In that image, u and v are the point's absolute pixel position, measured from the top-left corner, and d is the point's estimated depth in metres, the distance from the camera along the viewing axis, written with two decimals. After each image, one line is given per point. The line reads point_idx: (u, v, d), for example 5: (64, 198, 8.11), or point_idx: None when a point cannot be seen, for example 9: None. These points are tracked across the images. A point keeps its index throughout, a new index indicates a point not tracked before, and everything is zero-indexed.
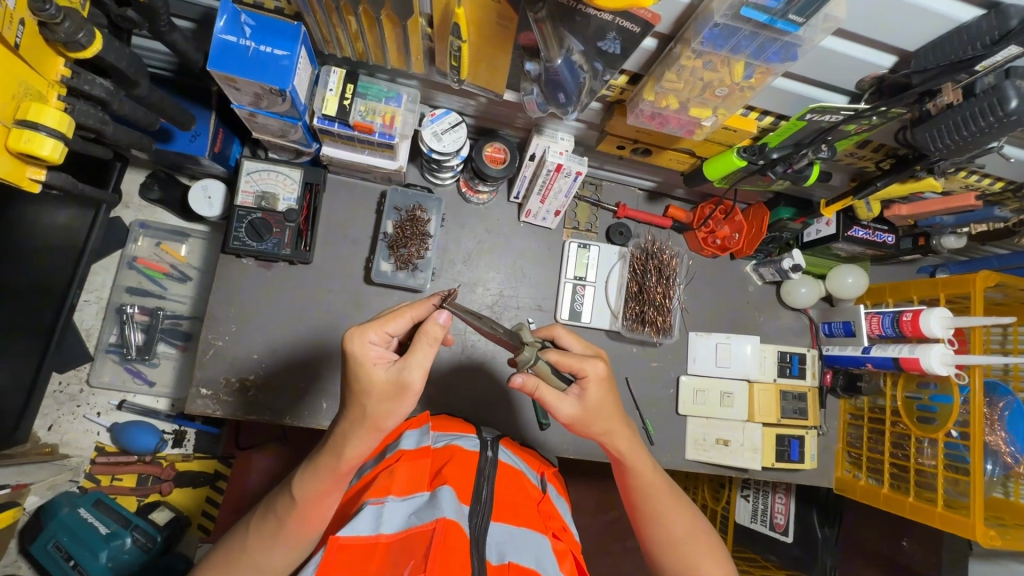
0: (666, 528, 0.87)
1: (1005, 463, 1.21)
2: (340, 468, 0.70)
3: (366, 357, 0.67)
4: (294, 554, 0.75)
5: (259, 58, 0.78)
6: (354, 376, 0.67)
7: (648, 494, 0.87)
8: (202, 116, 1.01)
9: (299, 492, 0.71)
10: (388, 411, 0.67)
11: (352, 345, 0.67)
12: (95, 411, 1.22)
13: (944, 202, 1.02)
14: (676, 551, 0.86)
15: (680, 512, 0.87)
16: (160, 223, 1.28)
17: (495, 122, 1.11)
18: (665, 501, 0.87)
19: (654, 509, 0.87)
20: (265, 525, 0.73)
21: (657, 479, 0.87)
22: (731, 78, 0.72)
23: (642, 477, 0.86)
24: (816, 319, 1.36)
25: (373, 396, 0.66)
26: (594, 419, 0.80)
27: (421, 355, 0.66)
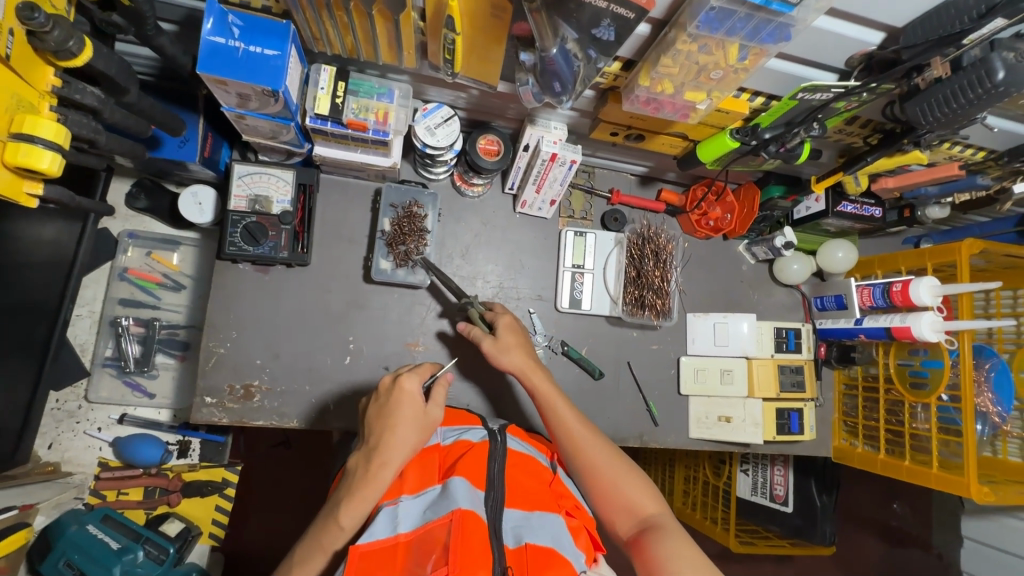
0: (583, 458, 0.89)
1: (994, 422, 1.28)
2: (383, 486, 0.76)
3: (413, 392, 0.84)
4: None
5: (251, 59, 0.77)
6: (404, 405, 0.82)
7: (561, 426, 0.92)
8: (190, 121, 0.98)
9: (345, 519, 0.74)
10: (421, 440, 0.82)
11: (405, 380, 0.84)
12: (96, 426, 1.20)
13: (929, 172, 1.04)
14: (595, 478, 0.88)
15: (596, 439, 0.91)
16: (149, 231, 1.25)
17: (487, 114, 1.11)
18: (579, 430, 0.91)
19: (569, 438, 0.91)
20: (308, 558, 0.74)
21: (569, 410, 0.94)
22: (726, 60, 0.72)
23: (554, 408, 0.94)
24: (808, 294, 1.39)
25: (414, 422, 0.81)
26: (507, 352, 0.99)
27: (440, 395, 0.87)
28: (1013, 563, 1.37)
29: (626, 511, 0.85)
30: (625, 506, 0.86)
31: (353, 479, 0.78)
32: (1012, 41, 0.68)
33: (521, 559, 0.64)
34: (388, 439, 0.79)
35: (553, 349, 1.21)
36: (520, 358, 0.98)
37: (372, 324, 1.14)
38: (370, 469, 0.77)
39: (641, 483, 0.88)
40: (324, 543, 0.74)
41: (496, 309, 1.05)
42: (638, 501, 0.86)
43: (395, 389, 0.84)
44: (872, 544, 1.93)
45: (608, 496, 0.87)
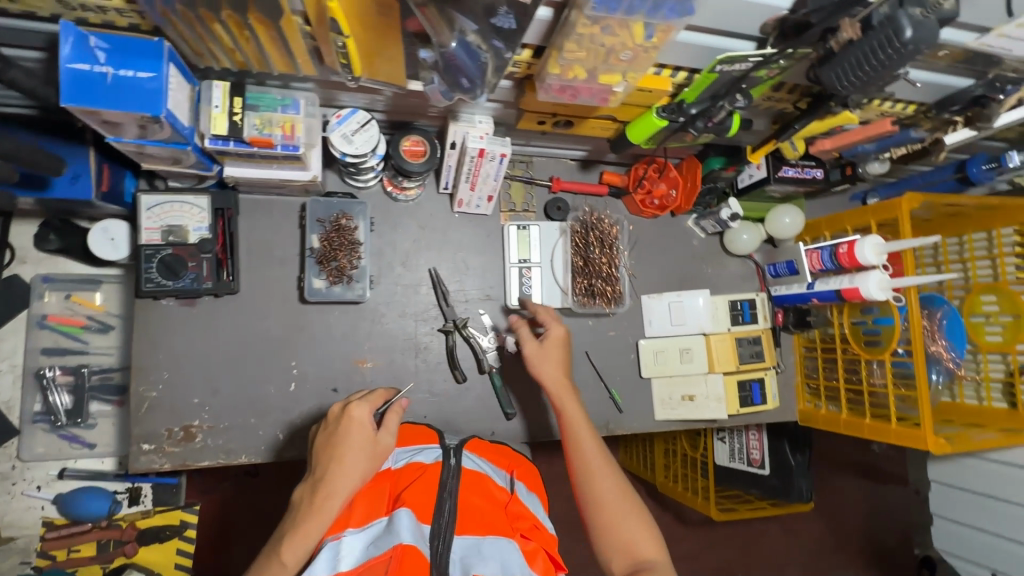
0: (595, 486, 0.90)
1: (947, 369, 1.28)
2: (327, 516, 0.73)
3: (363, 418, 0.81)
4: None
5: (120, 86, 0.70)
6: (352, 432, 0.79)
7: (580, 453, 0.94)
8: (78, 155, 0.91)
9: (287, 556, 0.70)
10: (370, 468, 0.79)
11: (355, 407, 0.82)
12: (35, 485, 1.15)
13: (861, 131, 1.03)
14: (601, 510, 0.88)
15: (610, 472, 0.92)
16: (66, 273, 1.17)
17: (408, 114, 1.05)
18: (596, 461, 0.93)
19: (585, 467, 0.92)
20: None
21: (589, 440, 0.95)
22: (632, 40, 0.68)
23: (578, 434, 0.96)
24: (762, 262, 1.39)
25: (363, 450, 0.78)
26: (545, 361, 1.04)
27: (393, 421, 0.84)
28: (981, 500, 1.41)
29: (626, 551, 0.84)
30: (624, 548, 0.84)
31: (297, 512, 0.74)
32: None
33: None
34: (336, 469, 0.76)
35: (509, 348, 1.18)
36: (562, 374, 1.04)
37: (315, 346, 1.09)
38: (315, 501, 0.74)
39: (643, 524, 0.86)
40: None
41: (549, 316, 1.09)
42: (639, 542, 0.84)
43: (344, 416, 0.81)
44: (854, 483, 2.01)
45: (609, 534, 0.86)
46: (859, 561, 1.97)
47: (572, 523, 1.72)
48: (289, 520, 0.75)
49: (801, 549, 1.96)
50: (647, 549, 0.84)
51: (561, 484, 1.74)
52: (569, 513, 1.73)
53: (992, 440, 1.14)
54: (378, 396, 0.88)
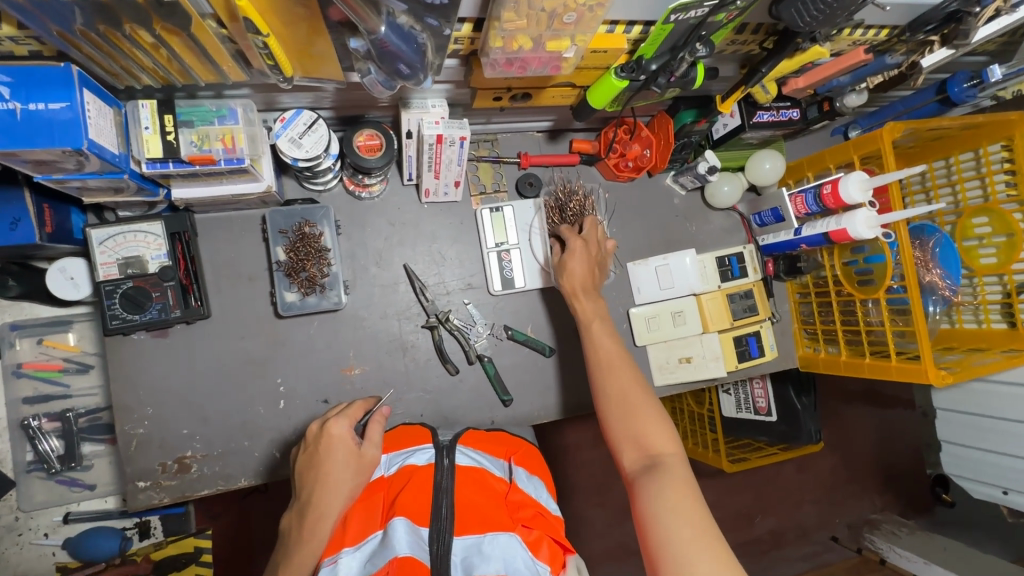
0: (610, 384, 0.91)
1: (944, 297, 1.26)
2: (317, 542, 0.74)
3: (343, 434, 0.82)
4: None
5: (33, 120, 0.65)
6: (333, 451, 0.80)
7: (597, 350, 0.96)
8: (12, 199, 0.86)
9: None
10: (360, 483, 0.79)
11: (333, 425, 0.83)
12: (42, 532, 1.14)
13: (835, 63, 0.97)
14: (615, 403, 0.89)
15: (626, 369, 0.93)
16: (33, 318, 1.14)
17: (357, 107, 0.99)
18: (614, 360, 0.94)
19: (604, 364, 0.94)
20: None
21: (604, 340, 0.97)
22: (574, 0, 0.63)
23: (592, 333, 0.99)
24: (746, 213, 1.35)
25: (349, 466, 0.79)
26: (567, 270, 1.05)
27: (375, 431, 0.84)
28: (988, 421, 1.42)
29: (642, 444, 0.84)
30: (640, 442, 0.84)
31: (291, 539, 0.76)
32: None
33: None
34: (320, 491, 0.77)
35: (499, 335, 1.15)
36: (579, 277, 1.03)
37: (299, 360, 1.06)
38: (305, 530, 0.75)
39: (660, 424, 0.86)
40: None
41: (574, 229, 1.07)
42: (653, 437, 0.84)
43: (325, 435, 0.83)
44: (864, 413, 2.03)
45: (624, 426, 0.86)
46: (875, 487, 2.00)
47: (588, 491, 1.74)
48: (288, 548, 0.76)
49: (817, 486, 1.98)
50: (660, 444, 0.83)
51: (573, 455, 1.75)
52: (584, 481, 1.74)
53: (991, 363, 1.14)
54: (358, 409, 0.89)
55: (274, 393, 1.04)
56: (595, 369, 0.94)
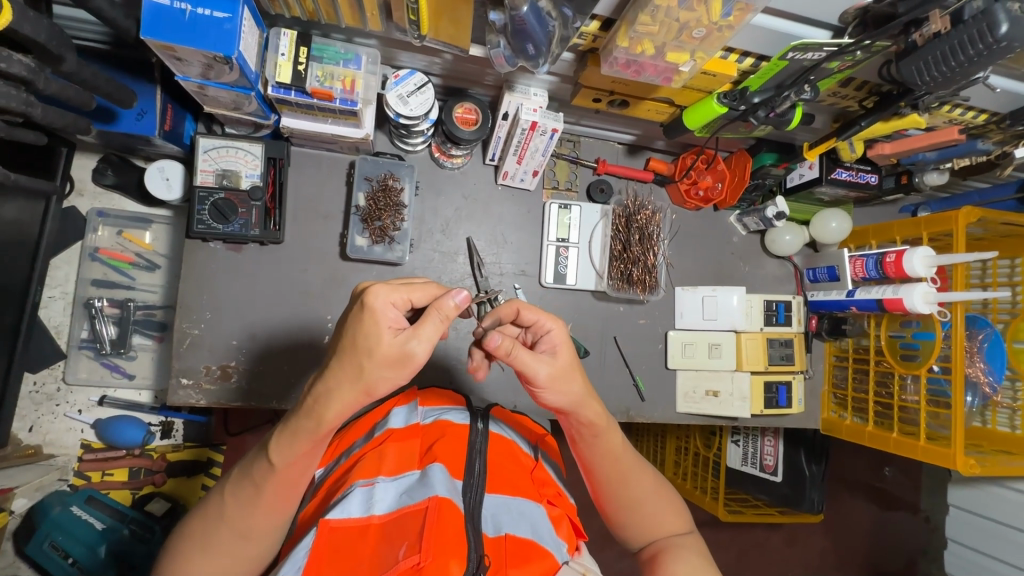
0: (628, 488, 0.82)
1: (984, 394, 1.22)
2: (322, 428, 0.64)
3: (381, 312, 0.61)
4: (269, 522, 0.70)
5: (196, 23, 0.73)
6: (365, 332, 0.60)
7: (608, 457, 0.81)
8: (145, 92, 0.93)
9: (279, 462, 0.66)
10: (385, 378, 0.62)
11: (373, 297, 0.62)
12: (76, 408, 1.23)
13: (925, 138, 0.98)
14: (633, 507, 0.82)
15: (643, 472, 0.84)
16: (120, 210, 1.24)
17: (463, 80, 1.04)
18: (629, 460, 0.83)
19: (617, 467, 0.82)
20: (241, 493, 0.68)
21: (618, 440, 0.82)
22: (709, 16, 0.68)
23: (604, 443, 0.80)
24: (801, 266, 1.36)
25: (375, 358, 0.60)
26: (569, 381, 0.75)
27: (432, 329, 0.63)
28: None
29: (653, 531, 0.82)
30: (651, 528, 0.82)
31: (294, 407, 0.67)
32: None
33: (499, 549, 0.63)
34: (339, 373, 0.62)
35: None
36: (583, 394, 0.76)
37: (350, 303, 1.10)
38: (310, 406, 0.64)
39: (676, 508, 0.84)
40: (258, 484, 0.67)
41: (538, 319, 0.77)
42: (664, 522, 0.82)
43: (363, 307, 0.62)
44: (863, 507, 1.82)
45: (643, 522, 0.82)
46: None
47: None
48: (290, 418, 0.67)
49: None
50: (674, 525, 0.83)
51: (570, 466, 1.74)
52: None
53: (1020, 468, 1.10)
54: (417, 291, 0.66)
55: (319, 329, 1.09)
56: (607, 471, 0.82)
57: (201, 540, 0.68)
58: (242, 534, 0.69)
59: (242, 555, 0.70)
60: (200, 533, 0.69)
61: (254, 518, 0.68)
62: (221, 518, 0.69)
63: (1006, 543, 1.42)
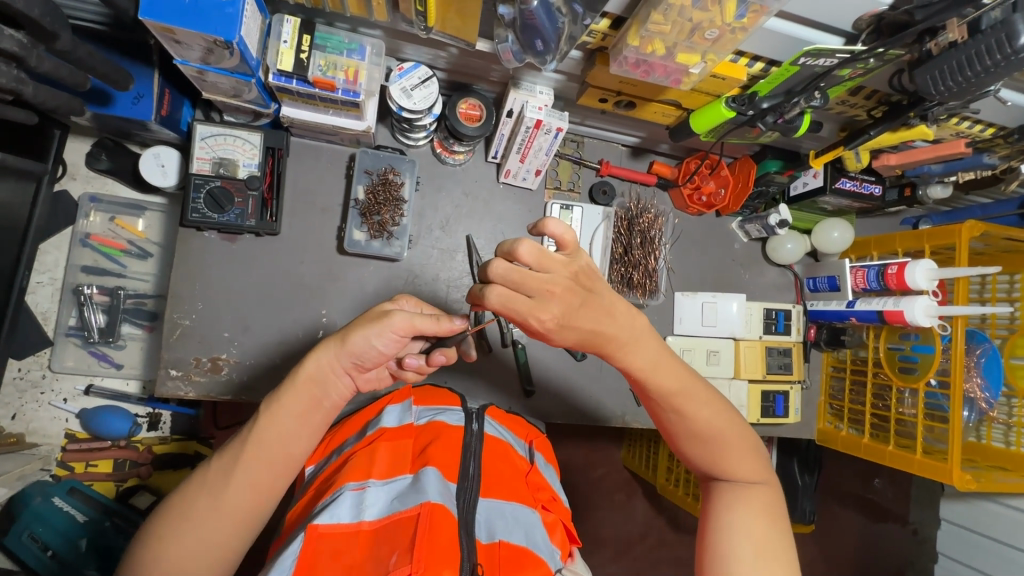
0: (695, 419, 0.76)
1: (979, 408, 1.22)
2: (302, 379, 0.70)
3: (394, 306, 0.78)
4: (242, 498, 0.68)
5: (198, 6, 0.71)
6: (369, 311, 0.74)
7: (675, 389, 0.75)
8: (143, 75, 0.91)
9: (266, 422, 0.69)
10: (362, 331, 0.69)
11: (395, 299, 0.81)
12: (62, 397, 1.21)
13: (932, 150, 0.97)
14: (701, 438, 0.78)
15: (713, 406, 0.77)
16: (113, 196, 1.22)
17: (467, 76, 1.03)
18: (699, 390, 0.76)
19: (681, 403, 0.76)
20: (225, 456, 0.70)
21: (683, 378, 0.75)
22: (722, 17, 0.67)
23: (669, 373, 0.73)
24: (801, 274, 1.35)
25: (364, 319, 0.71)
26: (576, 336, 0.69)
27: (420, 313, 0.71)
28: None
29: (716, 467, 0.79)
30: (716, 466, 0.79)
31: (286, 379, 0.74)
32: None
33: (492, 557, 0.62)
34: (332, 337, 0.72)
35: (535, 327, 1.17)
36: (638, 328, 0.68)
37: (345, 298, 1.08)
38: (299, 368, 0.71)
39: (746, 446, 0.79)
40: (243, 445, 0.69)
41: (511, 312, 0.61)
42: (731, 461, 0.78)
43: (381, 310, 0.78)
44: (854, 519, 1.81)
45: (709, 454, 0.79)
46: None
47: None
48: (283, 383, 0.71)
49: None
50: (741, 465, 0.78)
51: None
52: None
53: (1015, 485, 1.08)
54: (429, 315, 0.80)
55: (313, 323, 1.07)
56: (667, 409, 0.76)
57: (175, 509, 0.67)
58: (214, 505, 0.67)
59: (210, 534, 0.67)
60: (176, 510, 0.68)
61: (229, 485, 0.68)
62: (200, 484, 0.69)
63: (997, 559, 1.42)
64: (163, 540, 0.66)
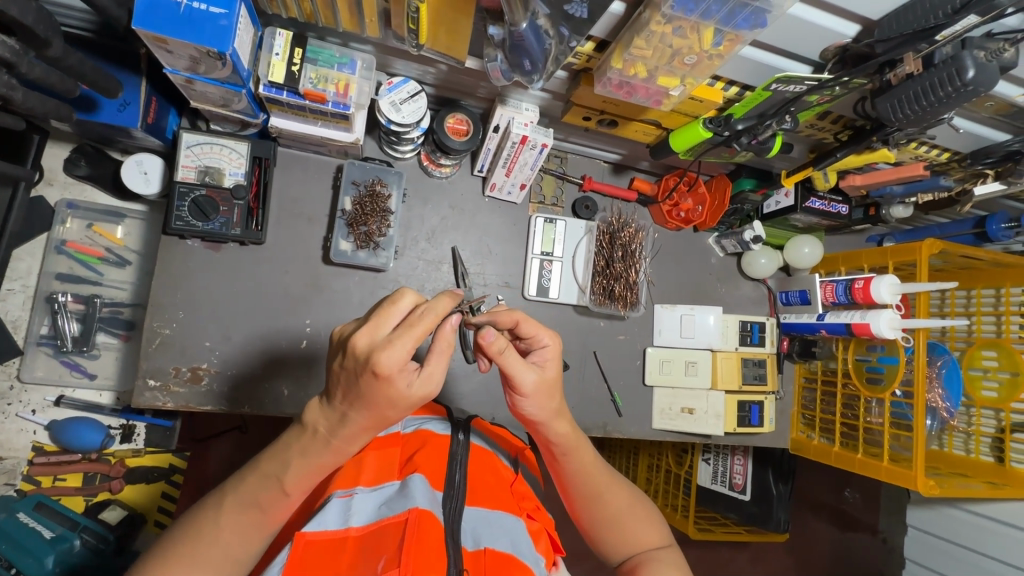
0: (604, 502, 0.82)
1: (942, 417, 1.27)
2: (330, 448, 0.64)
3: (397, 375, 0.56)
4: (263, 541, 0.67)
5: (191, 17, 0.72)
6: (370, 385, 0.56)
7: (582, 469, 0.83)
8: (130, 81, 0.91)
9: (293, 485, 0.65)
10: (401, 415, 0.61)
11: (383, 357, 0.55)
12: (30, 409, 1.17)
13: (894, 172, 1.03)
14: (612, 522, 0.82)
15: (620, 487, 0.85)
16: (91, 202, 1.20)
17: (455, 91, 1.05)
18: (606, 473, 0.85)
19: (593, 484, 0.83)
20: (238, 511, 0.65)
21: (591, 457, 0.84)
22: (700, 44, 0.71)
23: (576, 455, 0.83)
24: (774, 288, 1.40)
25: (398, 407, 0.59)
26: (551, 394, 0.77)
27: (436, 366, 0.60)
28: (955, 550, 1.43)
29: (630, 548, 0.81)
30: (627, 544, 0.81)
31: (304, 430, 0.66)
32: (982, 40, 0.69)
33: (478, 563, 0.63)
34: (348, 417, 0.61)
35: None
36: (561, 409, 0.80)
37: (330, 308, 1.08)
38: (324, 432, 0.64)
39: (655, 524, 0.83)
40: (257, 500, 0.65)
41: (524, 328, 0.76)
42: (643, 536, 0.81)
43: (349, 353, 0.58)
44: (824, 529, 1.86)
45: (621, 535, 0.81)
46: None
47: None
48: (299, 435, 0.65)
49: None
50: (652, 542, 0.81)
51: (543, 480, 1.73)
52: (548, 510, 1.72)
53: (973, 489, 1.13)
54: (390, 311, 0.59)
55: (296, 334, 1.06)
56: (579, 490, 0.83)
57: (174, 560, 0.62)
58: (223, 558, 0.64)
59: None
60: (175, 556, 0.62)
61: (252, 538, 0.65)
62: (216, 543, 0.63)
63: (961, 564, 1.48)
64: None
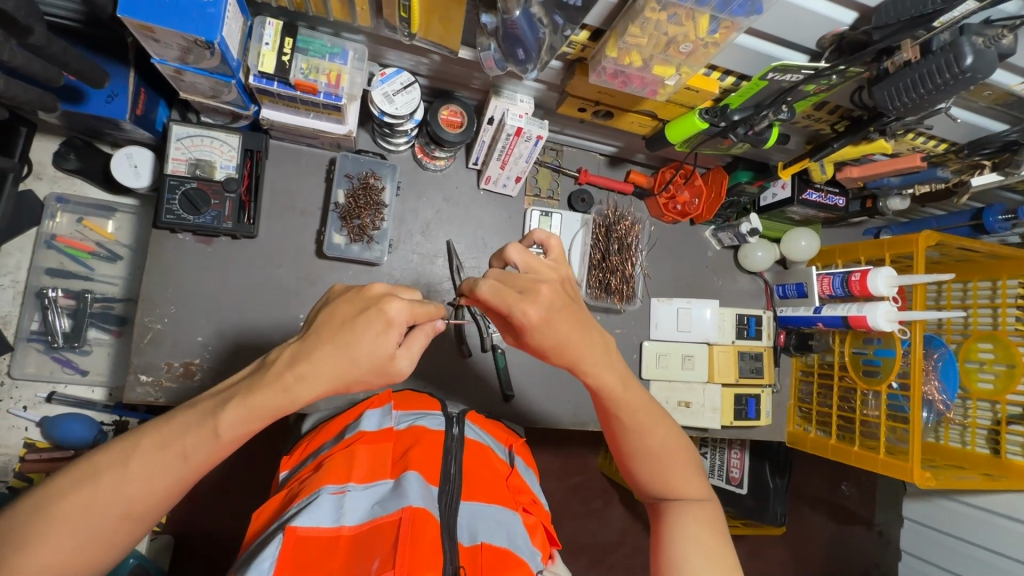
0: (643, 438, 0.78)
1: (938, 410, 1.26)
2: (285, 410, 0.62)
3: (395, 325, 0.61)
4: (169, 497, 0.61)
5: (178, 5, 0.71)
6: (366, 326, 0.61)
7: (624, 401, 0.76)
8: (118, 74, 0.90)
9: (224, 431, 0.59)
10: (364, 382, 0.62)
11: (394, 304, 0.61)
12: (21, 405, 1.16)
13: (889, 163, 1.02)
14: (650, 457, 0.79)
15: (661, 421, 0.79)
16: (80, 196, 1.19)
17: (449, 83, 1.04)
18: (649, 405, 0.78)
19: (633, 421, 0.77)
20: (159, 454, 0.59)
21: (633, 391, 0.76)
22: (696, 32, 0.70)
23: (619, 383, 0.75)
24: (771, 281, 1.39)
25: (363, 363, 0.60)
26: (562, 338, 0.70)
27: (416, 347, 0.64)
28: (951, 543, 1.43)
29: (665, 481, 0.80)
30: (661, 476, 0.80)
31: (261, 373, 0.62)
32: (981, 27, 0.68)
33: (474, 560, 0.62)
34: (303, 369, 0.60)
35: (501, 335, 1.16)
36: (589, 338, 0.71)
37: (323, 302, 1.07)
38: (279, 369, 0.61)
39: (689, 458, 0.81)
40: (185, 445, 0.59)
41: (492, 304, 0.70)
42: (678, 471, 0.79)
43: (360, 294, 0.65)
44: (821, 523, 1.86)
45: (657, 468, 0.79)
46: None
47: None
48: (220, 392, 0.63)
49: None
50: (686, 478, 0.80)
51: None
52: None
53: (969, 481, 1.14)
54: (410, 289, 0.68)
55: (290, 328, 1.05)
56: (619, 423, 0.78)
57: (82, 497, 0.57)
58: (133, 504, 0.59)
59: (113, 546, 0.62)
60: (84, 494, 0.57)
61: (160, 494, 0.59)
62: (125, 483, 0.58)
63: (958, 557, 1.48)
64: (47, 546, 0.55)
